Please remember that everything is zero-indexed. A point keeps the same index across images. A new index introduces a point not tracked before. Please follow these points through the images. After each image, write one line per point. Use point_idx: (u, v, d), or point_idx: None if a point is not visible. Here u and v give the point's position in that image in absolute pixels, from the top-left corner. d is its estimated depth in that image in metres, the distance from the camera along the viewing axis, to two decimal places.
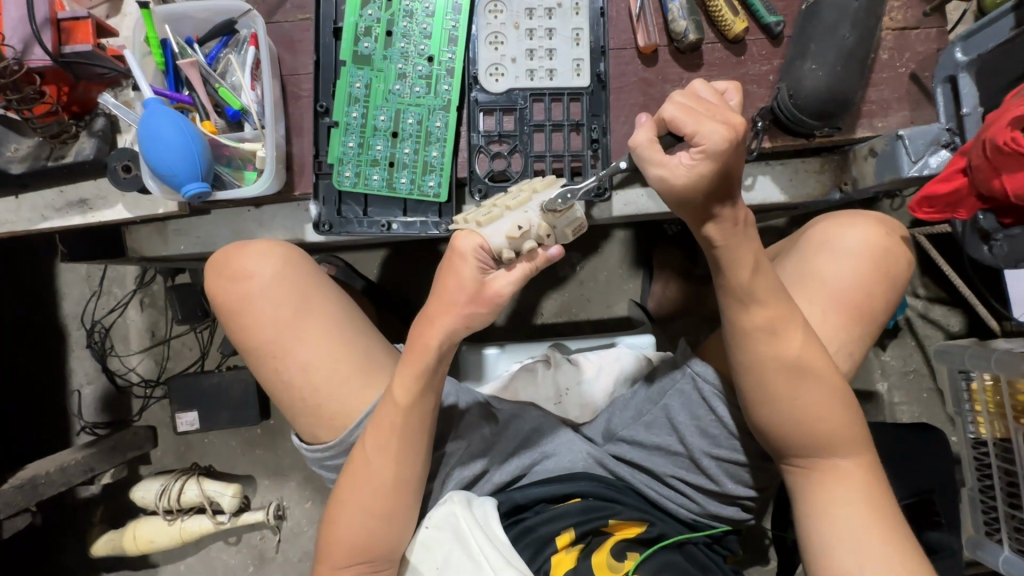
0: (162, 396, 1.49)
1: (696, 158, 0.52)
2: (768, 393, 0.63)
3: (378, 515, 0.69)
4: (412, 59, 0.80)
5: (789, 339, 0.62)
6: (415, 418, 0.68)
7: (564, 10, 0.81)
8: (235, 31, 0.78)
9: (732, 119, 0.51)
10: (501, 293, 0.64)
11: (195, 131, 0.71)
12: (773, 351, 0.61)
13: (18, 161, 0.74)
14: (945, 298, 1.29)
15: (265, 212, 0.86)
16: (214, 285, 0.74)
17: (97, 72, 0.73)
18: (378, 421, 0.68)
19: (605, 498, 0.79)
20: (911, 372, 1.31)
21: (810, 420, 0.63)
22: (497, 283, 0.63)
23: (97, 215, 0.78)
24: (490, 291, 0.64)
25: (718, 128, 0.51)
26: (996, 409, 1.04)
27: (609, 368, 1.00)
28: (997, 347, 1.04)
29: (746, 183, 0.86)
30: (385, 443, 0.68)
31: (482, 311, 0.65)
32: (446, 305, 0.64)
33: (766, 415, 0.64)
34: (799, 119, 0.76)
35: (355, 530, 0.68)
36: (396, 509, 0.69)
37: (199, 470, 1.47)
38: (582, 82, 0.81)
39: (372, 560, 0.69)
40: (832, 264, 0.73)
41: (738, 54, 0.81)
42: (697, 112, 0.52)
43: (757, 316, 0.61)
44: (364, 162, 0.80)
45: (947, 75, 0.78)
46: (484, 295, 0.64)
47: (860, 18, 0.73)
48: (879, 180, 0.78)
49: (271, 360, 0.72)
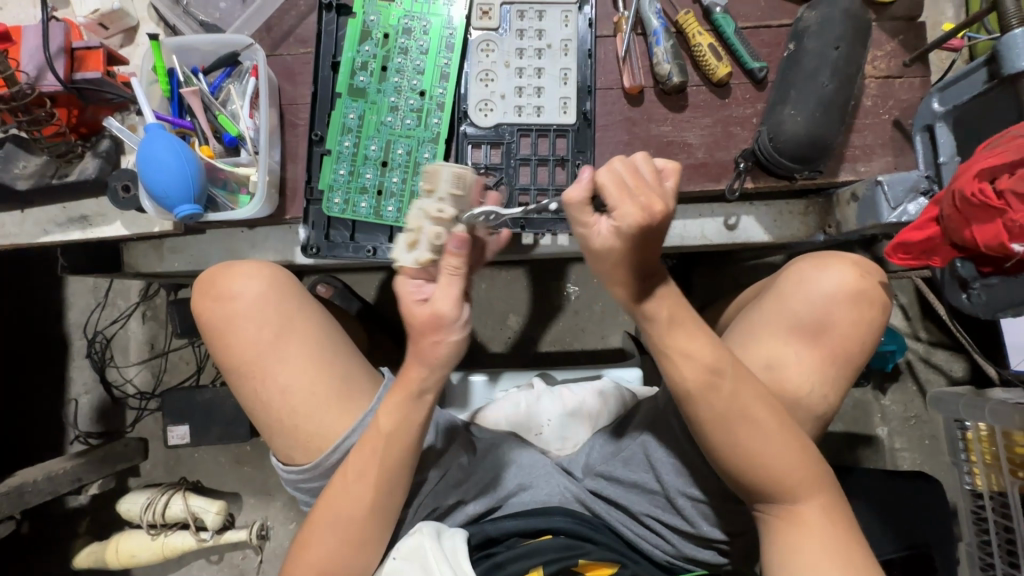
0: (156, 408, 1.52)
1: (616, 245, 0.55)
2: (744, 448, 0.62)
3: (350, 542, 0.68)
4: (405, 93, 0.83)
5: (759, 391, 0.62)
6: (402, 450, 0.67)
7: (553, 51, 0.84)
8: (237, 63, 0.81)
9: (651, 207, 0.52)
10: (443, 311, 0.60)
11: (193, 156, 0.74)
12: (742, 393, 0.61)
13: (25, 177, 0.77)
14: (946, 343, 1.28)
15: (258, 233, 0.88)
16: (200, 304, 0.75)
17: (106, 98, 0.77)
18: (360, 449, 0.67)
19: (578, 535, 0.79)
20: (910, 418, 1.28)
21: (784, 466, 0.62)
22: (438, 303, 0.60)
23: (96, 232, 0.81)
24: (431, 313, 0.60)
25: (632, 210, 0.53)
26: (993, 460, 1.01)
27: (591, 397, 1.00)
28: (992, 395, 1.02)
29: (730, 222, 0.87)
30: (370, 473, 0.67)
31: (443, 337, 0.62)
32: (417, 345, 0.64)
33: (751, 467, 0.62)
34: (779, 161, 0.77)
35: (323, 557, 0.67)
36: (369, 538, 0.69)
37: (186, 486, 1.48)
38: (568, 119, 0.83)
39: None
40: (812, 309, 0.73)
41: (722, 97, 0.84)
42: (626, 187, 0.53)
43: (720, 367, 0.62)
44: (353, 189, 0.82)
45: (925, 124, 0.79)
46: (433, 317, 0.61)
47: (839, 67, 0.75)
48: (861, 226, 0.79)
49: (251, 380, 0.73)
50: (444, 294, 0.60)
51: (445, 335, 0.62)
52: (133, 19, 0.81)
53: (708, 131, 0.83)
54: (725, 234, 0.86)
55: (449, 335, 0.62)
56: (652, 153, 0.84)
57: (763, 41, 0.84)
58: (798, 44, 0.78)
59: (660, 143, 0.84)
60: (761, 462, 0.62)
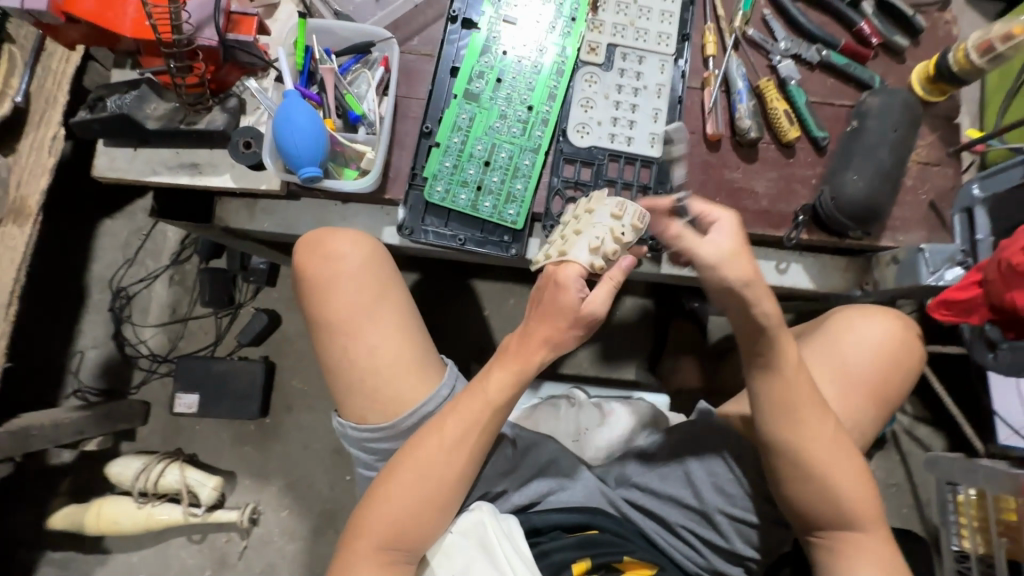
0: (166, 373, 1.50)
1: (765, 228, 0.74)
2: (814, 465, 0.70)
3: (433, 503, 0.70)
4: (514, 106, 0.91)
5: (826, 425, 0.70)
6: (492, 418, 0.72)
7: (648, 92, 0.94)
8: (368, 52, 0.89)
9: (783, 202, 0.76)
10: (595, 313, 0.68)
11: (322, 124, 0.80)
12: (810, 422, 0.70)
13: (155, 118, 0.82)
14: (931, 420, 1.40)
15: (350, 208, 0.93)
16: (303, 259, 0.79)
17: (247, 61, 0.83)
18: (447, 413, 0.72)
19: (619, 535, 0.82)
20: (892, 485, 1.38)
21: (847, 487, 0.70)
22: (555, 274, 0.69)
23: (204, 179, 0.84)
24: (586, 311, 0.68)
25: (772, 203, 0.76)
26: (981, 523, 1.09)
27: (628, 416, 1.04)
28: (983, 463, 1.12)
29: (781, 267, 0.96)
30: (455, 435, 0.71)
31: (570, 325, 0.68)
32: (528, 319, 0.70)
33: (818, 483, 0.70)
34: (836, 218, 0.88)
35: (399, 513, 0.69)
36: (446, 502, 0.71)
37: (182, 457, 1.44)
38: (655, 153, 0.93)
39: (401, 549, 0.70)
40: (859, 350, 0.82)
41: (789, 157, 0.94)
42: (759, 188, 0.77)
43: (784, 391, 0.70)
44: (455, 181, 0.89)
45: (964, 206, 0.91)
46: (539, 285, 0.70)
47: (896, 146, 0.87)
48: (899, 285, 0.88)
49: (341, 338, 0.77)
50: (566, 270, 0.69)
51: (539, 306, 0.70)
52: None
53: (773, 183, 0.94)
54: (776, 277, 0.96)
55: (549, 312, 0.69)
56: (723, 195, 0.93)
57: (827, 116, 0.96)
58: (860, 121, 0.90)
59: (730, 187, 0.93)
60: (826, 481, 0.70)
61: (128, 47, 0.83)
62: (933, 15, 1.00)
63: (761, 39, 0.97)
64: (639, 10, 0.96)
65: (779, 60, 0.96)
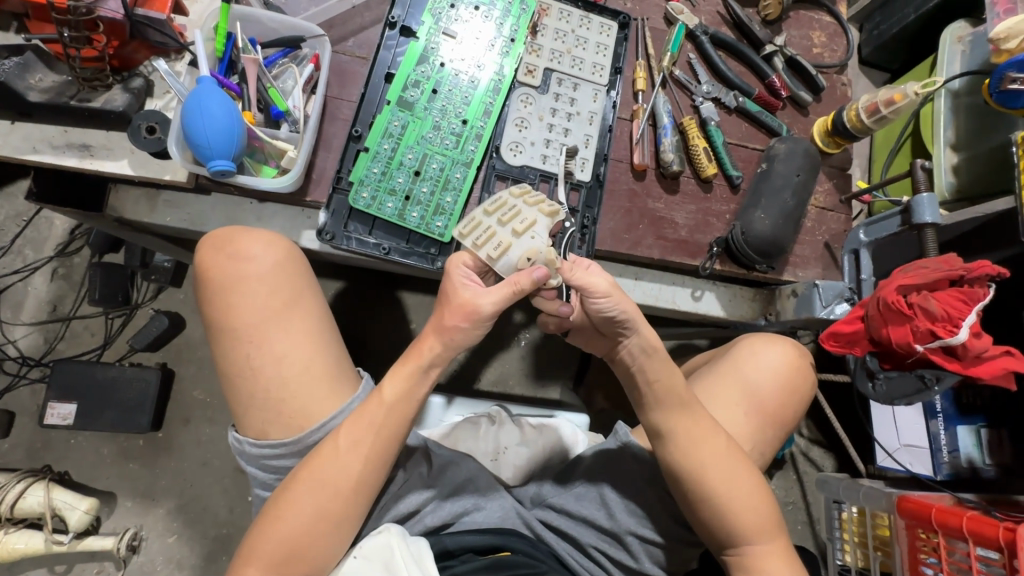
0: (38, 379, 1.33)
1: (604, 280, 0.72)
2: (716, 481, 0.73)
3: (332, 522, 0.66)
4: (449, 118, 0.91)
5: (724, 446, 0.74)
6: (402, 429, 0.69)
7: (581, 118, 0.97)
8: (298, 47, 0.86)
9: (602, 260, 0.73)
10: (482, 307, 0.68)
11: (240, 116, 0.75)
12: (709, 445, 0.73)
13: (40, 91, 0.74)
14: (823, 441, 1.52)
15: (267, 208, 0.87)
16: (209, 259, 0.73)
17: (157, 39, 0.76)
18: (360, 421, 0.68)
19: (532, 556, 0.80)
20: (789, 503, 1.49)
21: (747, 501, 0.73)
22: (484, 297, 0.68)
23: (96, 163, 0.76)
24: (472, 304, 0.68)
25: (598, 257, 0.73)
26: (860, 539, 1.19)
27: (548, 434, 1.04)
28: (864, 483, 1.23)
29: (696, 294, 1.02)
30: (367, 445, 0.67)
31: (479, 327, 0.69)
32: (439, 321, 0.69)
33: (720, 498, 0.72)
34: (745, 251, 0.94)
35: (302, 533, 0.65)
36: (348, 520, 0.67)
37: (50, 476, 1.27)
38: (584, 177, 0.95)
39: (305, 571, 0.65)
40: (759, 375, 0.87)
41: (706, 191, 1.01)
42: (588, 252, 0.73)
43: (683, 414, 0.73)
44: (383, 189, 0.87)
45: (852, 248, 1.00)
46: (470, 304, 0.68)
47: (798, 190, 0.96)
48: (797, 316, 0.96)
49: (245, 346, 0.71)
50: (494, 294, 0.68)
51: (472, 326, 0.69)
52: None
53: (692, 215, 0.99)
54: (691, 303, 1.01)
55: (474, 326, 0.69)
56: (647, 222, 0.97)
57: (740, 157, 1.03)
58: (769, 164, 0.98)
59: (653, 216, 0.98)
60: (726, 495, 0.73)
61: (12, 9, 0.74)
62: (831, 77, 1.11)
63: (686, 80, 1.03)
64: (576, 39, 0.99)
65: (701, 101, 1.02)
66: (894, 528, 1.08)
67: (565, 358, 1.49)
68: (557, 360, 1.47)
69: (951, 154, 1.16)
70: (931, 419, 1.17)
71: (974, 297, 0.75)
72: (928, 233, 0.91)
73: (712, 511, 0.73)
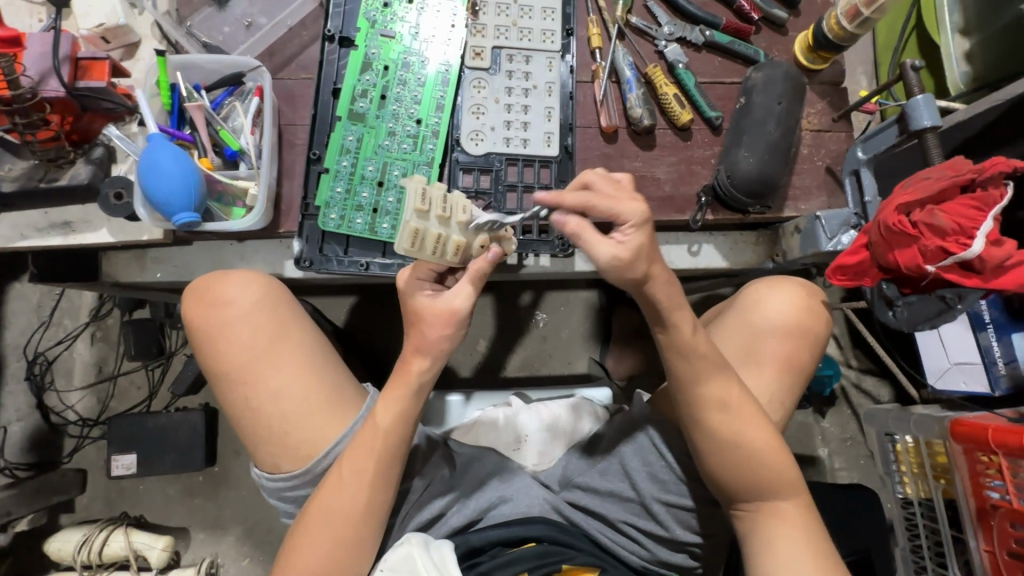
0: (99, 436, 1.44)
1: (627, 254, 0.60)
2: (720, 446, 0.70)
3: (344, 544, 0.68)
4: (402, 121, 0.89)
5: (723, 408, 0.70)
6: (396, 449, 0.70)
7: (538, 91, 0.93)
8: (241, 83, 0.86)
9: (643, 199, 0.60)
10: (457, 307, 0.68)
11: (193, 165, 0.76)
12: (704, 414, 0.70)
13: (10, 179, 0.77)
14: (875, 370, 1.44)
15: (247, 246, 0.90)
16: (193, 309, 0.76)
17: (105, 107, 0.78)
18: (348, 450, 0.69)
19: (559, 541, 0.79)
20: (847, 440, 1.43)
21: (762, 458, 0.70)
22: (456, 301, 0.68)
23: (79, 238, 0.80)
24: (445, 307, 0.68)
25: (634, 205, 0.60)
26: (919, 469, 1.13)
27: (567, 417, 1.03)
28: (915, 411, 1.16)
29: (693, 249, 0.98)
30: (358, 475, 0.69)
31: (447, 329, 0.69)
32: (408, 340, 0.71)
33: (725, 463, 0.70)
34: (734, 195, 0.88)
35: (317, 558, 0.67)
36: (359, 541, 0.69)
37: (127, 521, 1.38)
38: (552, 152, 0.91)
39: None
40: (770, 322, 0.83)
41: (685, 140, 0.95)
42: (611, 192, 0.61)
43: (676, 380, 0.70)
44: (350, 207, 0.87)
45: (853, 168, 0.91)
46: (418, 304, 0.70)
47: (783, 118, 0.88)
48: (803, 254, 0.90)
49: (241, 386, 0.74)
50: (462, 292, 0.68)
51: (450, 327, 0.69)
52: (135, 36, 0.84)
53: (673, 168, 0.94)
54: (688, 259, 0.97)
55: (457, 326, 0.70)
56: None
57: (718, 95, 0.97)
58: (747, 98, 0.91)
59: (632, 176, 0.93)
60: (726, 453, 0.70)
61: None
62: None
63: (645, 25, 0.97)
64: (520, 9, 0.95)
65: (664, 45, 0.96)
66: (951, 455, 1.02)
67: (589, 331, 1.47)
68: (580, 334, 1.47)
69: (961, 40, 1.05)
70: (980, 332, 1.08)
71: (989, 201, 0.68)
72: (932, 138, 0.82)
73: (722, 478, 0.71)
